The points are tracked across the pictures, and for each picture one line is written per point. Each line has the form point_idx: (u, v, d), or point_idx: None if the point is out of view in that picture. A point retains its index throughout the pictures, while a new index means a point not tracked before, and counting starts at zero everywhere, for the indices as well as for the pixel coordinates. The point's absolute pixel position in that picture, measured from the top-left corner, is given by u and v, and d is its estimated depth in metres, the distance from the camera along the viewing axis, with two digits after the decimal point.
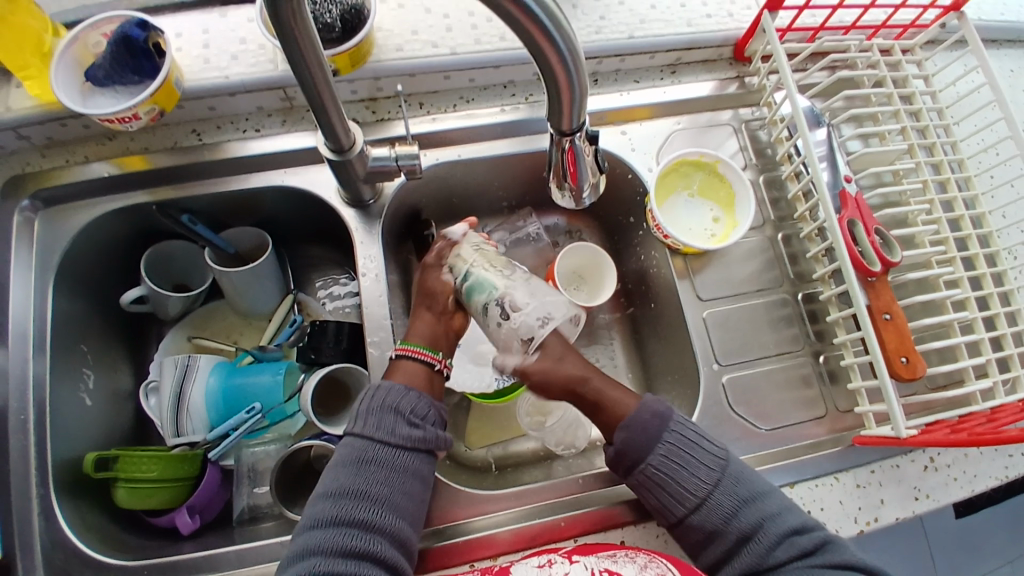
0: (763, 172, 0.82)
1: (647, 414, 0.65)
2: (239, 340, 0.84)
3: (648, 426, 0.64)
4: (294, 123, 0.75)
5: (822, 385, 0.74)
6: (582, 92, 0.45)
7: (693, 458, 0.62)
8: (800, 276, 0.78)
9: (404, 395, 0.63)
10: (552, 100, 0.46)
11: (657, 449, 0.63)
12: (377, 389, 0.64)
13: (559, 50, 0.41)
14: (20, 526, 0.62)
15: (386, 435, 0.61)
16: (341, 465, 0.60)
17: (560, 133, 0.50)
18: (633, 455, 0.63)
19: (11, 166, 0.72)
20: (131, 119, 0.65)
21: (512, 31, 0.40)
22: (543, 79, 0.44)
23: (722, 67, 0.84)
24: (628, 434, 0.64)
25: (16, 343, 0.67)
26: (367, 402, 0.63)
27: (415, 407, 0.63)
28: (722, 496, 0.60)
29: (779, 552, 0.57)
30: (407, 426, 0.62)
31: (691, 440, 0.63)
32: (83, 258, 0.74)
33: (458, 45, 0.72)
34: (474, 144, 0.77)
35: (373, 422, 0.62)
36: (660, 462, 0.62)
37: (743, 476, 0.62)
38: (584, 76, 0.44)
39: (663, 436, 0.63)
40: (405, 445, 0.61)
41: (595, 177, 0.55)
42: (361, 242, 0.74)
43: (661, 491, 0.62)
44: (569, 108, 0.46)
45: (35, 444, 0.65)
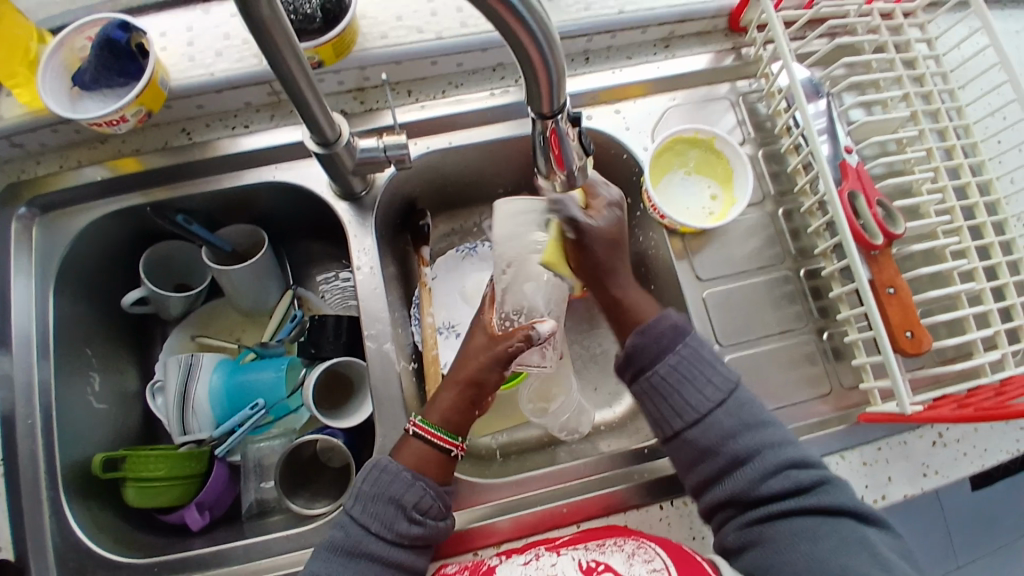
0: (762, 145, 0.80)
1: (665, 324, 0.65)
2: (242, 338, 0.84)
3: (663, 336, 0.64)
4: (282, 118, 0.74)
5: (828, 362, 0.73)
6: (560, 74, 0.44)
7: (704, 375, 0.62)
8: (802, 252, 0.77)
9: (411, 486, 0.59)
10: (529, 83, 0.45)
11: (667, 359, 0.63)
12: (381, 471, 0.60)
13: (531, 32, 0.40)
14: (34, 528, 0.63)
15: (381, 528, 0.58)
16: (330, 551, 0.57)
17: (540, 117, 0.48)
18: (643, 361, 0.64)
19: (7, 174, 0.73)
20: (119, 122, 0.65)
21: (484, 17, 0.39)
22: (518, 63, 0.43)
23: (718, 39, 0.82)
24: (642, 341, 0.65)
25: (20, 348, 0.68)
26: (368, 486, 0.59)
27: (419, 502, 0.59)
28: (724, 416, 0.61)
29: (771, 482, 0.57)
30: (406, 521, 0.58)
31: (705, 358, 0.63)
32: (82, 264, 0.74)
33: (444, 29, 0.71)
34: (463, 130, 0.76)
35: (372, 510, 0.58)
36: (668, 373, 0.63)
37: (747, 401, 0.62)
38: (560, 57, 0.43)
39: (683, 341, 0.64)
40: (402, 543, 0.57)
41: (581, 160, 0.54)
42: (355, 234, 0.73)
43: (663, 401, 0.63)
44: (547, 90, 0.45)
45: (43, 448, 0.66)
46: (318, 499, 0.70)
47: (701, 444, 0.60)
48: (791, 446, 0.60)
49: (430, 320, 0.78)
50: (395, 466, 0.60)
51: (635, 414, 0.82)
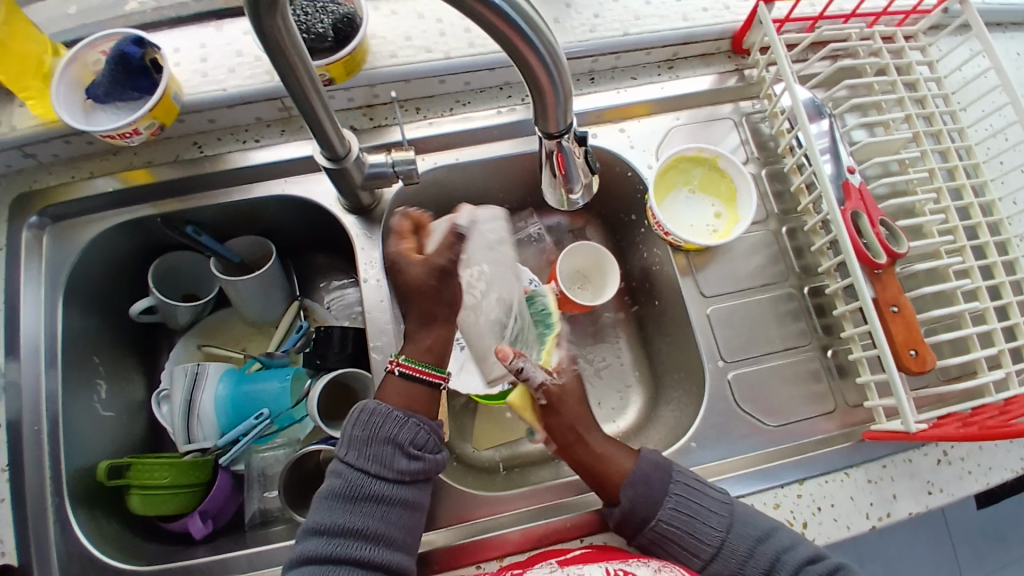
0: (765, 165, 0.81)
1: (649, 465, 0.62)
2: (247, 347, 0.85)
3: (649, 476, 0.61)
4: (293, 133, 0.75)
5: (830, 380, 0.73)
6: (567, 94, 0.45)
7: (702, 506, 0.60)
8: (806, 270, 0.77)
9: (403, 424, 0.60)
10: (536, 103, 0.46)
11: (665, 502, 0.60)
12: (371, 414, 0.60)
13: (539, 55, 0.41)
14: (38, 535, 0.64)
15: (380, 467, 0.58)
16: (332, 499, 0.57)
17: (547, 136, 0.49)
18: (639, 514, 0.60)
19: (19, 185, 0.74)
20: (132, 134, 0.66)
21: (491, 36, 0.40)
22: (526, 83, 0.44)
23: (721, 60, 0.84)
24: (632, 493, 0.61)
25: (28, 355, 0.68)
26: (360, 430, 0.59)
27: (415, 438, 0.60)
28: (737, 541, 0.58)
29: (805, 574, 0.56)
30: (405, 459, 0.59)
31: (695, 488, 0.61)
32: (92, 273, 0.75)
33: (452, 49, 0.73)
34: (470, 147, 0.77)
35: (368, 453, 0.59)
36: (671, 517, 0.59)
37: (748, 515, 0.60)
38: (568, 77, 0.44)
39: (672, 478, 0.61)
40: (404, 480, 0.59)
41: (586, 178, 0.55)
42: (362, 247, 0.74)
43: (675, 545, 0.60)
44: (553, 110, 0.46)
45: (49, 456, 0.67)
46: None
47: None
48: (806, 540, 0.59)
49: None
50: (384, 407, 0.61)
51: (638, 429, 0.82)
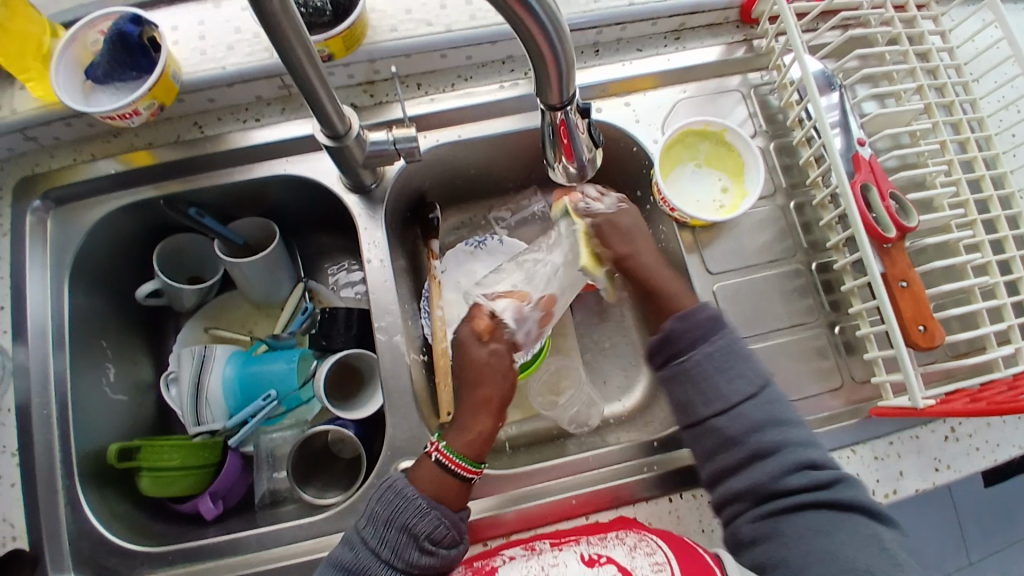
0: (773, 138, 0.79)
1: (701, 312, 0.67)
2: (254, 330, 0.84)
3: (702, 324, 0.66)
4: (293, 111, 0.74)
5: (838, 357, 0.73)
6: (569, 64, 0.44)
7: (735, 368, 0.64)
8: (814, 246, 0.76)
9: (423, 516, 0.58)
10: (539, 74, 0.44)
11: (703, 346, 0.65)
12: (396, 495, 0.59)
13: (542, 24, 0.40)
14: (50, 516, 0.65)
15: (391, 554, 0.57)
16: (336, 570, 0.57)
17: (550, 109, 0.48)
18: (680, 345, 0.66)
19: (21, 168, 0.74)
20: (132, 115, 0.66)
21: (494, 8, 0.39)
22: (528, 54, 0.43)
23: (729, 30, 0.82)
24: (681, 324, 0.66)
25: (36, 339, 0.69)
26: (380, 507, 0.59)
27: (432, 531, 0.58)
28: (753, 408, 0.62)
29: (792, 478, 0.58)
30: (415, 547, 0.57)
31: (741, 351, 0.65)
32: (96, 256, 0.75)
33: (453, 23, 0.71)
34: (473, 123, 0.76)
35: (382, 535, 0.58)
36: (705, 357, 0.65)
37: (781, 398, 0.63)
38: (569, 46, 0.42)
39: (719, 332, 0.66)
40: (408, 571, 0.57)
41: (591, 151, 0.53)
42: (365, 227, 0.73)
43: (692, 388, 0.64)
44: (557, 81, 0.45)
45: (60, 438, 0.67)
46: (329, 489, 0.71)
47: (731, 430, 0.61)
48: (815, 446, 0.60)
49: (440, 312, 0.78)
50: (411, 493, 0.59)
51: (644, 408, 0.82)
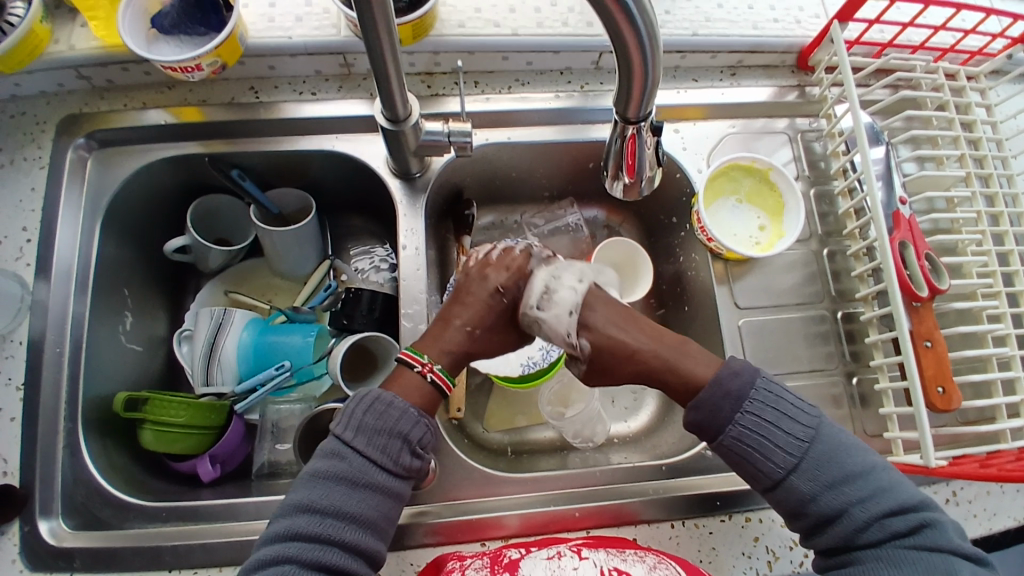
0: (814, 184, 0.80)
1: (717, 392, 0.60)
2: (274, 300, 0.84)
3: (717, 408, 0.60)
4: (350, 90, 0.75)
5: (852, 408, 0.73)
6: (654, 81, 0.44)
7: (772, 441, 0.58)
8: (842, 294, 0.77)
9: (415, 422, 0.59)
10: (623, 85, 0.45)
11: (729, 430, 0.59)
12: (387, 406, 0.58)
13: (639, 35, 0.40)
14: (46, 457, 0.64)
15: (386, 459, 0.57)
16: (333, 480, 0.55)
17: (624, 120, 0.49)
18: (709, 433, 0.60)
19: (69, 105, 0.73)
20: (194, 70, 0.66)
21: (596, 14, 0.39)
22: (617, 64, 0.43)
23: (784, 74, 0.83)
24: (698, 416, 0.60)
25: (60, 278, 0.68)
26: (371, 418, 0.58)
27: (421, 437, 0.59)
28: (803, 480, 0.57)
29: (868, 534, 0.55)
30: (405, 450, 0.58)
31: (770, 421, 0.58)
32: (132, 203, 0.75)
33: (520, 27, 0.72)
34: (523, 128, 0.76)
35: (375, 441, 0.57)
36: (736, 443, 0.59)
37: (831, 453, 0.57)
38: (658, 61, 0.43)
39: (743, 407, 0.59)
40: (398, 473, 0.57)
41: (653, 171, 0.54)
42: (404, 213, 0.74)
43: (739, 469, 0.59)
44: (638, 96, 0.45)
45: (68, 381, 0.66)
46: None
47: (795, 508, 0.57)
48: (891, 493, 0.56)
49: None
50: (401, 401, 0.59)
51: (649, 432, 0.82)
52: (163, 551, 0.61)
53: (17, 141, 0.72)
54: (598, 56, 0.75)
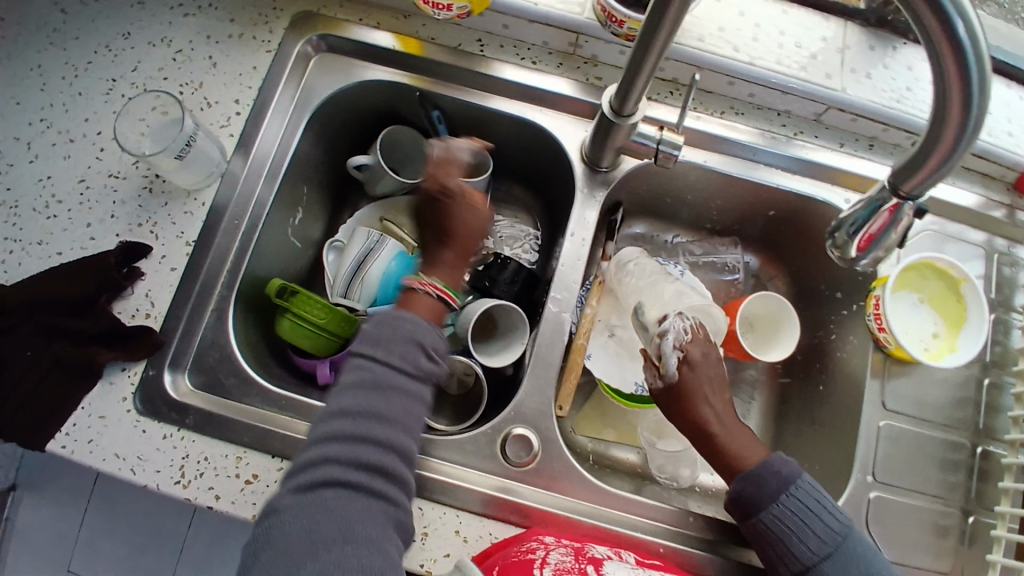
0: (996, 309, 0.75)
1: (766, 472, 0.61)
2: (422, 240, 0.85)
3: (763, 483, 0.60)
4: (568, 69, 0.75)
5: (958, 545, 0.69)
6: (954, 163, 0.42)
7: (808, 526, 0.58)
8: (987, 429, 0.72)
9: (420, 326, 0.58)
10: (916, 154, 0.43)
11: (770, 507, 0.59)
12: (396, 317, 0.57)
13: (967, 107, 0.39)
14: (194, 316, 0.67)
15: (408, 366, 0.55)
16: (364, 385, 0.54)
17: (892, 190, 0.47)
18: (746, 507, 0.61)
19: (309, 3, 0.77)
20: (443, 8, 0.68)
21: (930, 63, 0.38)
22: (925, 130, 0.42)
23: (998, 188, 0.79)
24: (742, 486, 0.61)
25: (257, 160, 0.72)
26: (386, 327, 0.56)
27: (435, 344, 0.58)
28: (834, 571, 0.56)
29: None
30: (426, 356, 0.57)
31: (811, 508, 0.59)
32: (336, 112, 0.78)
33: (758, 57, 0.70)
34: (723, 155, 0.75)
35: (396, 348, 0.55)
36: (773, 522, 0.59)
37: (862, 551, 0.57)
38: (971, 145, 0.41)
39: (789, 490, 0.59)
40: (415, 377, 0.55)
41: (888, 250, 0.51)
42: (580, 201, 0.74)
43: (768, 548, 0.59)
44: (927, 172, 0.43)
45: (235, 252, 0.70)
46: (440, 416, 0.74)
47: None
48: None
49: (590, 312, 0.77)
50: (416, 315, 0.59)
51: None
52: (272, 437, 0.63)
53: (255, 20, 0.76)
54: (822, 110, 0.73)
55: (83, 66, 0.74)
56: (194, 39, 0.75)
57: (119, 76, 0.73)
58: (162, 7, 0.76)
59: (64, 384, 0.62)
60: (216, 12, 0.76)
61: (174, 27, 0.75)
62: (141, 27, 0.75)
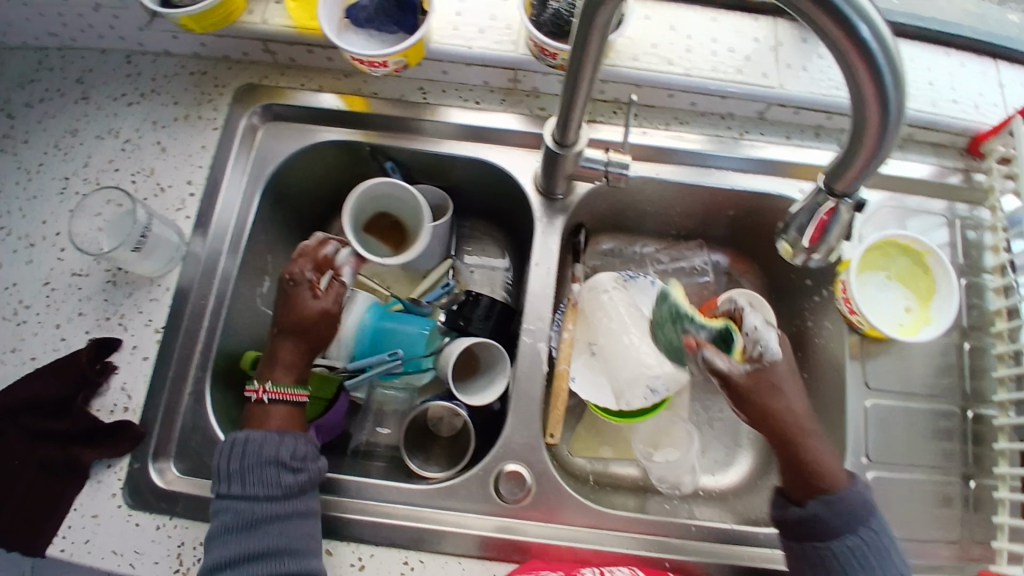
0: (965, 275, 0.76)
1: (852, 501, 0.59)
2: (393, 288, 0.86)
3: (847, 513, 0.58)
4: (512, 104, 0.77)
5: (963, 512, 0.70)
6: (882, 159, 0.43)
7: (879, 565, 0.57)
8: (974, 393, 0.73)
9: (273, 443, 0.60)
10: (845, 156, 0.44)
11: (845, 537, 0.58)
12: (246, 448, 0.60)
13: (885, 108, 0.40)
14: (173, 401, 0.68)
15: (267, 493, 0.59)
16: (234, 526, 0.57)
17: (830, 190, 0.48)
18: (818, 529, 0.59)
19: (250, 75, 0.78)
20: (379, 65, 0.69)
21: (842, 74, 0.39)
22: (849, 133, 0.43)
23: (952, 155, 0.80)
24: (824, 510, 0.59)
25: (216, 235, 0.73)
26: (250, 460, 0.59)
27: (291, 451, 0.61)
28: None
29: None
30: (288, 473, 0.60)
31: (884, 547, 0.58)
32: (290, 179, 0.79)
33: (694, 68, 0.72)
34: (673, 166, 0.76)
35: (251, 479, 0.59)
36: (842, 552, 0.57)
37: None
38: (894, 139, 0.42)
39: (867, 524, 0.59)
40: (280, 494, 0.59)
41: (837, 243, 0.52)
42: (541, 232, 0.75)
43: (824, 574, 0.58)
44: (860, 170, 0.44)
45: (206, 331, 0.71)
46: (430, 464, 0.72)
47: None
48: None
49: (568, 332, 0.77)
50: (263, 437, 0.61)
51: (738, 491, 0.80)
52: None
53: (199, 99, 0.77)
54: (764, 108, 0.74)
55: (35, 169, 0.75)
56: (140, 126, 0.76)
57: (72, 173, 0.74)
58: (106, 99, 0.77)
59: (55, 486, 0.63)
60: (160, 97, 0.77)
61: (117, 117, 0.76)
62: (87, 121, 0.76)
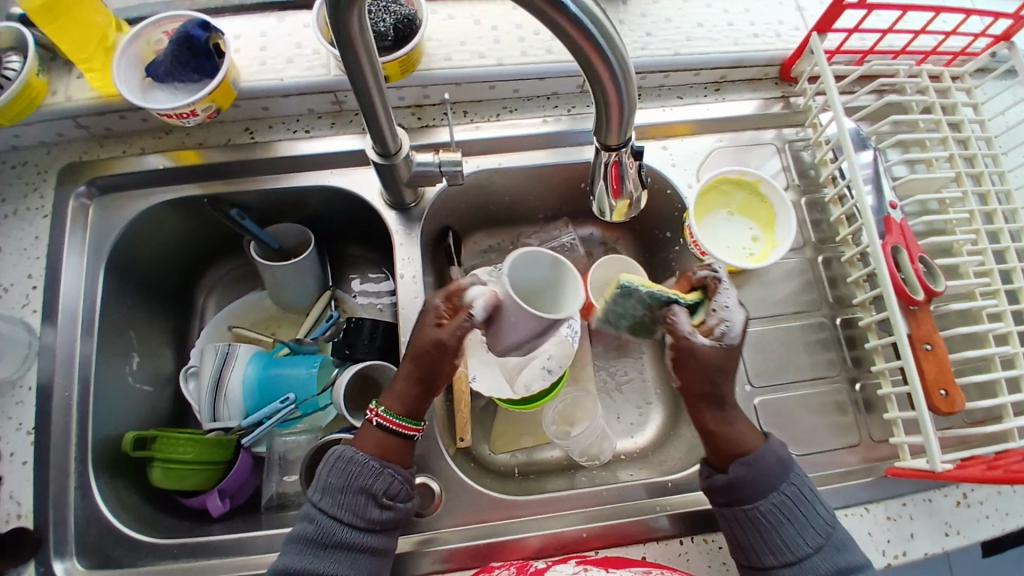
0: (805, 193, 0.81)
1: (772, 459, 0.60)
2: (277, 332, 0.85)
3: (770, 471, 0.60)
4: (343, 126, 0.77)
5: (856, 415, 0.73)
6: (631, 109, 0.45)
7: (806, 518, 0.58)
8: (839, 300, 0.77)
9: (378, 475, 0.59)
10: (601, 114, 0.46)
11: (771, 496, 0.59)
12: (348, 462, 0.59)
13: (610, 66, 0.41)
14: (58, 499, 0.64)
15: (352, 517, 0.57)
16: (305, 543, 0.56)
17: (605, 147, 0.50)
18: (744, 492, 0.59)
19: (71, 154, 0.76)
20: (189, 115, 0.68)
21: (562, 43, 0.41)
22: (593, 95, 0.45)
23: (768, 86, 0.85)
24: (746, 472, 0.59)
25: (66, 322, 0.70)
26: (338, 479, 0.58)
27: (388, 488, 0.59)
28: (821, 562, 0.56)
29: None
30: (375, 506, 0.58)
31: (808, 499, 0.59)
32: (137, 247, 0.77)
33: (504, 56, 0.74)
34: (514, 153, 0.78)
35: (339, 500, 0.58)
36: (769, 511, 0.58)
37: (849, 545, 0.58)
38: (632, 88, 0.44)
39: (789, 479, 0.60)
40: (360, 525, 0.57)
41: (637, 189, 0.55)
42: (401, 243, 0.75)
43: (758, 536, 0.58)
44: (617, 122, 0.46)
45: (77, 422, 0.67)
46: None
47: None
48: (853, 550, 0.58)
49: None
50: (361, 457, 0.59)
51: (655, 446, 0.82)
52: None
53: (24, 189, 0.74)
54: (582, 81, 0.77)
55: None
56: None
57: None
58: None
59: None
60: None
61: None
62: None
